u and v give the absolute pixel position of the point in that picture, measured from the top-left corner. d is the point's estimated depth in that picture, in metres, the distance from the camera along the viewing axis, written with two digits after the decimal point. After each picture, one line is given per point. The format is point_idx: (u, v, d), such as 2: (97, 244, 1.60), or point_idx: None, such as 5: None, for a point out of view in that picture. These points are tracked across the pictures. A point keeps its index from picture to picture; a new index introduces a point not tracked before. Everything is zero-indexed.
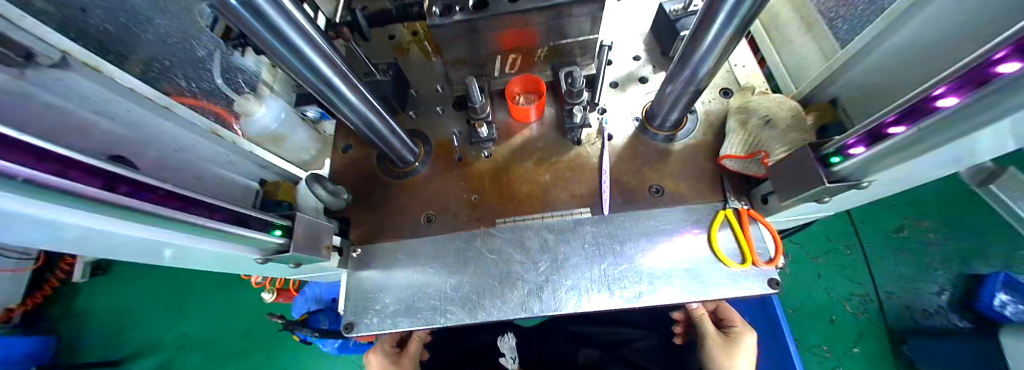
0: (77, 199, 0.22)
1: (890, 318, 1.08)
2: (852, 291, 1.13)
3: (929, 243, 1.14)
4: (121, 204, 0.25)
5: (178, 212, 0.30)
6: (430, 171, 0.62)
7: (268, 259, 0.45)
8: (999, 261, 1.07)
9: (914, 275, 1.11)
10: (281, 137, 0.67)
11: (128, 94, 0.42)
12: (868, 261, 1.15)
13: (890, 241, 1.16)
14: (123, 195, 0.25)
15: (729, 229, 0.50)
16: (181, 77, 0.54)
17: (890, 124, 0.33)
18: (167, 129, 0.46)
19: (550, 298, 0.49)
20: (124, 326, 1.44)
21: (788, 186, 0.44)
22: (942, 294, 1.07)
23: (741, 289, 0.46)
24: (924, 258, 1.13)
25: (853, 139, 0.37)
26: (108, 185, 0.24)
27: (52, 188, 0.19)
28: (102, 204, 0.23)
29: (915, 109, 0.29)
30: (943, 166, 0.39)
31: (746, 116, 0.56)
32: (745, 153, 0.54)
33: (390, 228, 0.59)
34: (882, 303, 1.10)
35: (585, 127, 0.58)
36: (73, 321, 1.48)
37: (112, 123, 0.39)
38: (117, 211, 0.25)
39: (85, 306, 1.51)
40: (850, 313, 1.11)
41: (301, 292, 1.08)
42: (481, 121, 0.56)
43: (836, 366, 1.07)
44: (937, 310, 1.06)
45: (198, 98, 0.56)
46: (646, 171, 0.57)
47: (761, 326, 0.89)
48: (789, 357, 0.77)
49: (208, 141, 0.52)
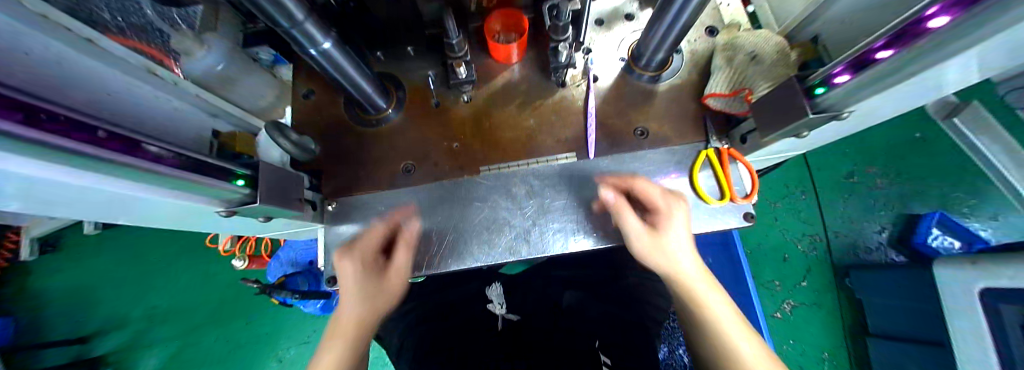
0: (41, 152, 0.18)
1: (836, 255, 1.22)
2: (804, 232, 1.25)
3: (875, 187, 1.24)
4: (91, 156, 0.21)
5: (153, 165, 0.26)
6: (406, 120, 0.58)
7: (234, 212, 0.39)
8: (934, 200, 1.19)
9: (860, 215, 1.23)
10: (232, 79, 0.59)
11: (42, 24, 0.30)
12: (818, 203, 1.26)
13: (843, 187, 1.26)
14: (94, 146, 0.21)
15: (709, 169, 0.51)
16: (102, 6, 0.39)
17: (881, 48, 0.30)
18: (99, 70, 0.36)
19: (536, 241, 0.49)
20: (86, 301, 1.41)
21: (770, 120, 0.43)
22: (882, 233, 1.20)
23: (718, 225, 0.48)
24: (871, 200, 1.23)
25: (840, 66, 0.34)
26: (95, 140, 0.22)
27: (36, 142, 0.17)
28: (82, 158, 0.21)
29: (904, 30, 0.27)
30: (920, 97, 0.40)
31: (732, 53, 0.54)
32: (729, 91, 0.52)
33: (366, 180, 0.56)
34: (830, 242, 1.23)
35: (570, 67, 0.54)
36: (28, 302, 1.42)
37: (24, 60, 0.28)
38: (81, 161, 0.21)
39: (39, 286, 1.44)
40: (801, 251, 1.24)
41: (275, 257, 1.07)
42: (460, 60, 0.50)
43: (784, 297, 1.21)
44: (879, 246, 1.19)
45: (128, 36, 0.42)
46: (630, 113, 0.56)
47: (724, 268, 0.97)
48: (747, 287, 0.86)
49: (141, 81, 0.41)
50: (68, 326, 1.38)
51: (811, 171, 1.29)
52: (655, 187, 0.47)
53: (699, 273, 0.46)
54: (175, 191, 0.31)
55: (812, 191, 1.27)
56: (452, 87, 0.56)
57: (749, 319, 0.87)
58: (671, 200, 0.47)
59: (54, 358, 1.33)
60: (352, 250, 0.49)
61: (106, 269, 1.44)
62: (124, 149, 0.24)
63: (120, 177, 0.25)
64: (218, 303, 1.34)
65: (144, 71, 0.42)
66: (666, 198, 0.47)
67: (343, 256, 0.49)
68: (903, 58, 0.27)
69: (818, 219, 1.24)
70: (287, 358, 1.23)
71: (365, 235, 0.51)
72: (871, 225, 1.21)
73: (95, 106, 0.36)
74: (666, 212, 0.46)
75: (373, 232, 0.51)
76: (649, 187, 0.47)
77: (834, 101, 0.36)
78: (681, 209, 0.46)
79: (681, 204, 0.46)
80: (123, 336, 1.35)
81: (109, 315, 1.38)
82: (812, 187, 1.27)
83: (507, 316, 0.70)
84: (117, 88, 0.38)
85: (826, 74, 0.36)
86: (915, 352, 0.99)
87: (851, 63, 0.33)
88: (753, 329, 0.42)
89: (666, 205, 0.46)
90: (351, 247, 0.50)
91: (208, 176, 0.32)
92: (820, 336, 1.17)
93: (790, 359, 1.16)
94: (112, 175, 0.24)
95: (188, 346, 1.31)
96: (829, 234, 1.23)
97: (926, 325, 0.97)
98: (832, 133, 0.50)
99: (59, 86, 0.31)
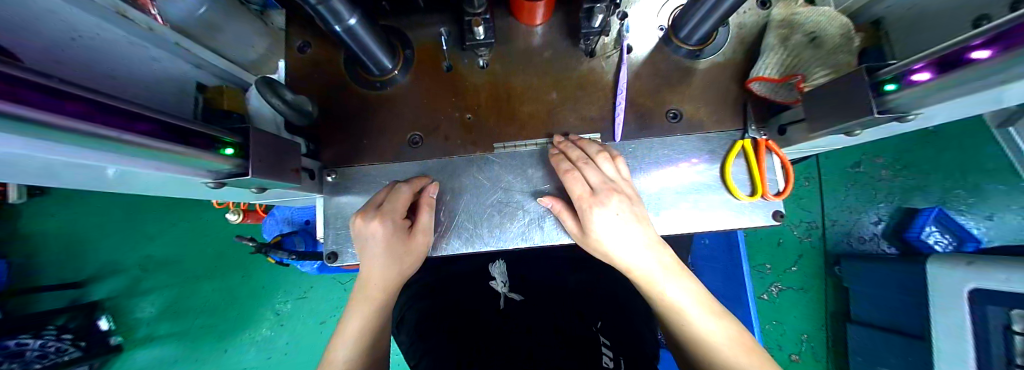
0: (22, 127, 0.15)
1: (830, 243, 1.22)
2: (802, 218, 1.24)
3: (881, 178, 1.21)
4: (78, 132, 0.18)
5: (143, 139, 0.23)
6: (414, 86, 0.52)
7: (223, 183, 0.36)
8: (934, 196, 1.18)
9: (859, 206, 1.21)
10: (216, 25, 0.51)
11: None
12: (821, 192, 1.23)
13: (847, 175, 1.22)
14: (84, 121, 0.18)
15: (743, 159, 0.48)
16: None
17: (976, 48, 0.23)
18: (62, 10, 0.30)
19: (550, 228, 0.47)
20: (81, 246, 1.41)
21: (821, 114, 0.38)
22: (878, 224, 1.19)
23: (744, 222, 0.47)
24: (873, 190, 1.21)
25: (922, 62, 0.27)
26: (85, 112, 0.19)
27: (26, 121, 0.15)
28: (68, 132, 0.18)
29: (1018, 24, 0.20)
30: (972, 109, 0.36)
31: (789, 31, 0.46)
32: (780, 76, 0.46)
33: (369, 150, 0.51)
34: (826, 230, 1.22)
35: (603, 35, 0.47)
36: (19, 243, 1.41)
37: None
38: (60, 135, 0.18)
39: (30, 228, 1.43)
40: (796, 237, 1.24)
41: (269, 214, 1.04)
42: (479, 18, 0.41)
43: (773, 280, 1.23)
44: (872, 237, 1.19)
45: None
46: (663, 92, 0.50)
47: (720, 246, 0.95)
48: (741, 269, 0.86)
49: (111, 24, 0.36)
50: (64, 269, 1.40)
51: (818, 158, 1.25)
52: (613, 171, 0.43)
53: (662, 272, 0.41)
54: (155, 161, 0.27)
55: (817, 181, 1.23)
56: (468, 49, 0.49)
57: (738, 302, 0.88)
58: (596, 200, 0.40)
59: (51, 303, 1.36)
60: (378, 213, 0.42)
61: (97, 216, 1.44)
62: (120, 123, 0.21)
63: (99, 148, 0.21)
64: (214, 256, 1.36)
65: (114, 12, 0.35)
66: (589, 199, 0.41)
67: (369, 220, 0.42)
68: (1004, 62, 0.21)
69: (818, 208, 1.22)
70: (284, 311, 1.28)
71: (390, 201, 0.43)
72: (868, 216, 1.20)
73: (70, 55, 0.31)
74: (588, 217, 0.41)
75: (401, 195, 0.44)
76: (575, 185, 0.42)
77: (911, 100, 0.30)
78: (607, 212, 0.40)
79: (600, 209, 0.40)
80: (121, 282, 1.38)
81: (104, 261, 1.39)
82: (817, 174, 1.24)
83: (507, 292, 0.69)
84: (88, 31, 0.33)
85: (903, 69, 0.29)
86: (885, 340, 1.05)
87: (938, 59, 0.26)
88: (713, 322, 0.40)
89: (587, 208, 0.41)
90: (377, 210, 0.42)
91: (191, 145, 0.27)
92: (800, 320, 1.22)
93: (769, 338, 1.22)
94: (95, 146, 0.21)
95: (186, 295, 1.35)
96: (827, 222, 1.21)
97: (902, 319, 1.01)
98: (882, 132, 0.46)
99: (27, 30, 0.27)
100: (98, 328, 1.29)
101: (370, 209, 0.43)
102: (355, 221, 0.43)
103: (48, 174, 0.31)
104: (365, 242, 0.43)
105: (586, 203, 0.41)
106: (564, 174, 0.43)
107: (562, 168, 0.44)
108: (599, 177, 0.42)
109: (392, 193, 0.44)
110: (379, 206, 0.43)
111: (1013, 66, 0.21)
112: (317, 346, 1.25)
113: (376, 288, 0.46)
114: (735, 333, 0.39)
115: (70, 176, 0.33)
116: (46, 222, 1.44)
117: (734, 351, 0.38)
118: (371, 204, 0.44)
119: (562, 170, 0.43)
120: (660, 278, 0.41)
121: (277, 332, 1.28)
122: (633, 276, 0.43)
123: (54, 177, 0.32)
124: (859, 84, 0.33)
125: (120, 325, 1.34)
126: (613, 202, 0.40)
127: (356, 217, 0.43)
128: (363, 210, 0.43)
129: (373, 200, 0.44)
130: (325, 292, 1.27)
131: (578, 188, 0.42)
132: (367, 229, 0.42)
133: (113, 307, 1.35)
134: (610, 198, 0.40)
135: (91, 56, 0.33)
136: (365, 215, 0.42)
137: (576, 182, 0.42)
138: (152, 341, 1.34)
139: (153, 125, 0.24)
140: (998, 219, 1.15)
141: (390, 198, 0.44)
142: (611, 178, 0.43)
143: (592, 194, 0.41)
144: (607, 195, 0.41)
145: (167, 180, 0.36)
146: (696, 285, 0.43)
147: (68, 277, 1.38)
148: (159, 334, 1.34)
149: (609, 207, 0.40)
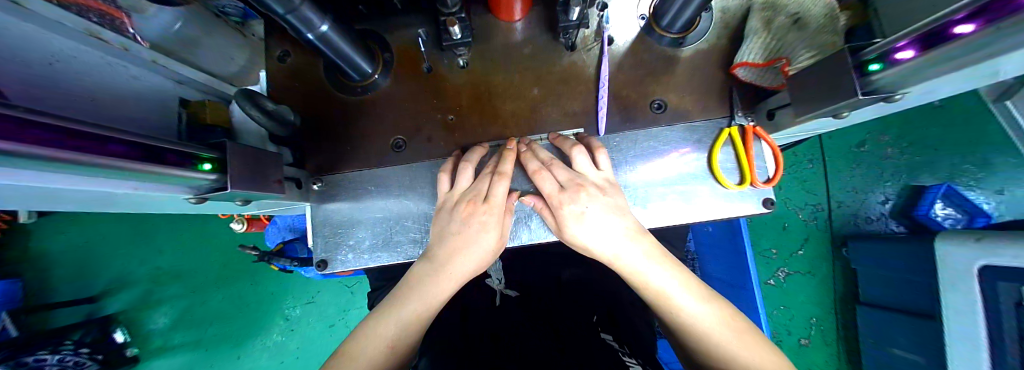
0: (4, 158, 0.16)
1: (835, 225, 1.21)
2: (807, 202, 1.22)
3: (885, 156, 1.19)
4: (58, 159, 0.19)
5: (123, 162, 0.23)
6: (396, 88, 0.52)
7: (205, 198, 0.36)
8: (941, 172, 1.15)
9: (864, 186, 1.19)
10: (194, 40, 0.52)
11: None
12: (825, 174, 1.21)
13: (850, 156, 1.20)
14: (62, 149, 0.19)
15: (731, 146, 0.47)
16: None
17: (958, 23, 0.22)
18: (37, 36, 0.31)
19: (538, 226, 0.48)
20: (93, 262, 1.45)
21: (804, 98, 0.37)
22: (886, 203, 1.17)
23: (733, 209, 0.46)
24: (879, 170, 1.18)
25: (906, 39, 0.26)
26: (62, 139, 0.19)
27: (7, 153, 0.16)
28: (48, 161, 0.18)
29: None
30: (966, 84, 0.35)
31: (772, 14, 0.45)
32: (765, 60, 0.45)
33: (353, 156, 0.52)
34: (832, 211, 1.20)
35: (582, 27, 0.46)
36: (33, 262, 1.45)
37: None
38: (42, 163, 0.18)
39: (43, 246, 1.46)
40: (801, 220, 1.22)
41: (271, 222, 1.06)
42: (454, 18, 0.40)
43: (779, 265, 1.22)
44: (879, 217, 1.17)
45: None
46: (646, 82, 0.50)
47: (723, 232, 0.93)
48: (743, 255, 0.84)
49: (81, 44, 0.36)
50: (77, 285, 1.43)
51: (820, 139, 1.23)
52: (583, 164, 0.44)
53: (642, 260, 0.43)
54: (135, 181, 0.27)
55: (820, 162, 1.22)
56: (445, 49, 0.49)
57: (741, 288, 0.87)
58: (565, 197, 0.42)
59: (67, 318, 1.39)
60: (488, 205, 0.43)
61: (107, 231, 1.47)
62: (99, 148, 0.22)
63: (82, 173, 0.22)
64: (221, 265, 1.38)
65: (85, 34, 0.37)
66: (559, 196, 0.43)
67: (481, 210, 0.43)
68: (986, 36, 0.19)
69: (823, 190, 1.21)
70: (294, 316, 1.31)
71: (494, 191, 0.43)
72: (875, 195, 1.18)
73: (49, 80, 0.31)
74: (560, 214, 0.43)
75: (503, 185, 0.43)
76: (544, 183, 0.43)
77: (897, 79, 0.28)
78: (576, 208, 0.42)
79: (569, 206, 0.42)
80: (133, 295, 1.42)
81: (116, 275, 1.42)
82: (820, 155, 1.21)
83: (506, 290, 0.67)
84: (62, 54, 0.33)
85: (887, 47, 0.27)
86: (891, 320, 1.04)
87: (921, 36, 0.25)
88: (708, 311, 0.39)
89: (558, 205, 0.43)
90: (483, 202, 0.43)
91: (169, 164, 0.27)
92: (809, 304, 1.21)
93: (777, 323, 1.21)
94: (80, 171, 0.22)
95: (196, 305, 1.38)
96: (832, 204, 1.20)
97: (907, 298, 1.00)
98: (875, 112, 0.44)
99: (4, 57, 0.28)
100: (114, 341, 1.32)
101: (477, 201, 0.43)
102: (461, 209, 0.44)
103: (37, 199, 0.32)
104: (462, 230, 0.44)
105: (556, 200, 0.43)
106: (532, 175, 0.44)
107: (530, 168, 0.44)
108: (566, 174, 0.43)
109: (493, 183, 0.44)
110: (486, 196, 0.44)
111: (992, 42, 0.20)
112: (327, 351, 1.27)
113: (399, 287, 0.44)
114: (726, 318, 0.39)
115: (60, 200, 0.33)
116: (58, 241, 1.47)
117: (726, 337, 0.38)
118: (471, 194, 0.44)
119: (529, 171, 0.44)
120: (640, 267, 0.43)
121: (288, 338, 1.30)
122: (618, 269, 0.44)
123: (48, 201, 0.33)
124: (838, 67, 0.32)
125: (136, 337, 1.39)
126: (582, 198, 0.42)
127: (461, 205, 0.44)
128: (467, 200, 0.44)
129: (470, 189, 0.45)
130: (332, 295, 1.29)
131: (547, 186, 0.43)
132: (480, 219, 0.43)
133: (128, 319, 1.39)
134: (579, 194, 0.42)
135: (70, 79, 0.34)
136: (476, 205, 0.43)
137: (545, 180, 0.43)
138: (167, 350, 1.37)
139: (128, 147, 0.24)
140: (1008, 193, 1.12)
141: (494, 188, 0.43)
142: (580, 173, 0.44)
143: (561, 191, 0.43)
144: (576, 191, 0.42)
145: (157, 199, 0.37)
146: (684, 273, 0.43)
147: (81, 294, 1.42)
148: (174, 344, 1.37)
149: (578, 203, 0.42)
